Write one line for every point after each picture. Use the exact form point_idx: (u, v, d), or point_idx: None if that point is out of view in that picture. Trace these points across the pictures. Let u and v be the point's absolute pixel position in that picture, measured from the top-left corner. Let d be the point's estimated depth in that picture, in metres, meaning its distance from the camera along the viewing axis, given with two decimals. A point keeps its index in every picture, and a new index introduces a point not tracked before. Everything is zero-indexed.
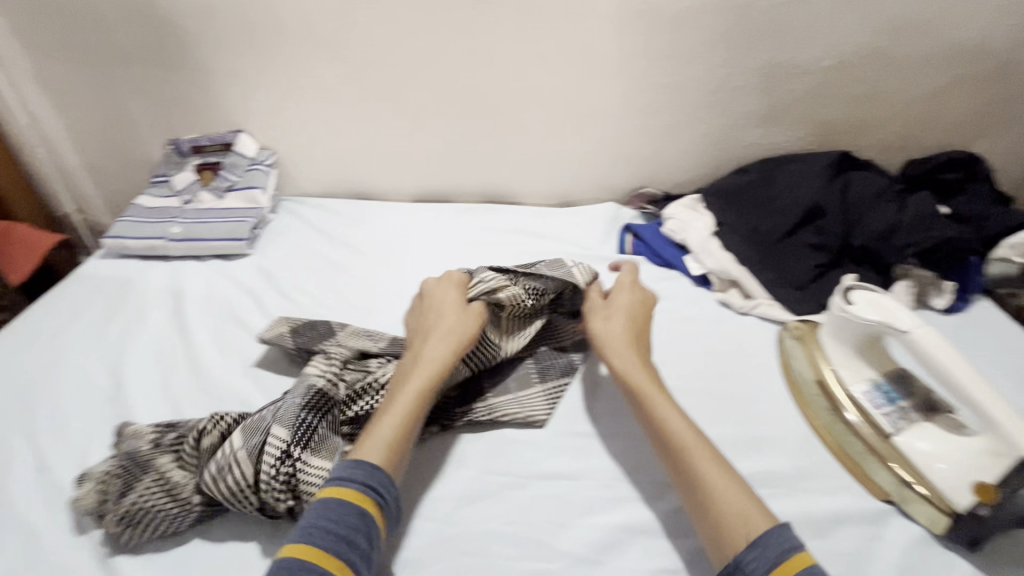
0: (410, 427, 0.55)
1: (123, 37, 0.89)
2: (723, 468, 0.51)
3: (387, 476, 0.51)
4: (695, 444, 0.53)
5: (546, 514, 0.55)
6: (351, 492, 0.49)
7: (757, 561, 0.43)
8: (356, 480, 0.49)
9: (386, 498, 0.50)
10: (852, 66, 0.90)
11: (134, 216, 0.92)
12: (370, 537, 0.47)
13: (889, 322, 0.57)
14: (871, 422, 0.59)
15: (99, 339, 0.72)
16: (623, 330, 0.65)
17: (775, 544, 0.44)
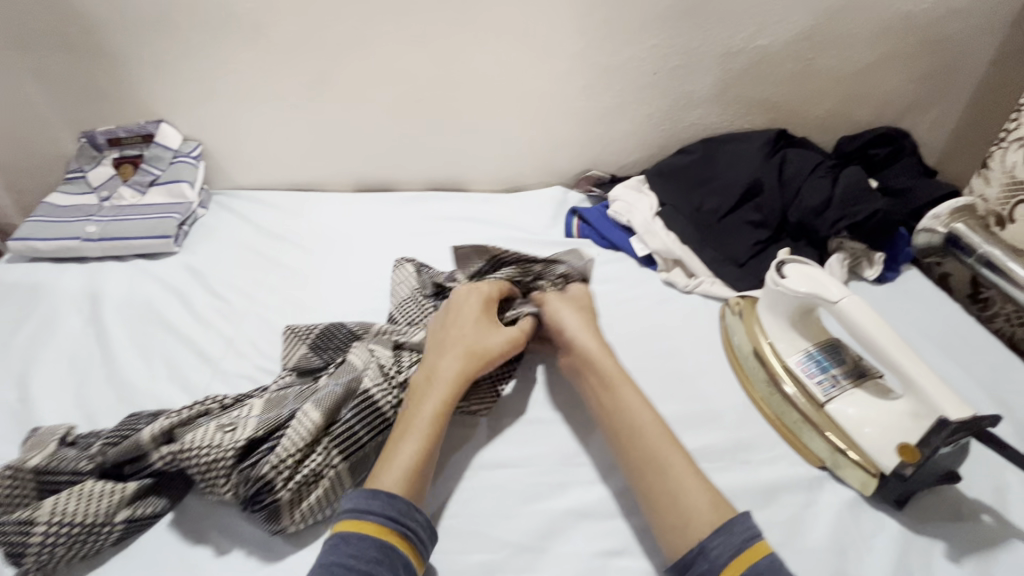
0: (430, 448, 0.53)
1: (16, 18, 0.81)
2: (693, 477, 0.49)
3: (409, 504, 0.48)
4: (665, 451, 0.51)
5: (492, 504, 0.54)
6: (371, 523, 0.47)
7: (722, 547, 0.44)
8: (375, 510, 0.47)
9: (412, 528, 0.47)
10: (785, 44, 0.91)
11: (45, 215, 0.85)
12: (393, 567, 0.45)
13: (821, 293, 0.58)
14: (806, 391, 0.60)
15: (4, 351, 0.67)
16: (580, 316, 0.65)
17: (738, 531, 0.45)
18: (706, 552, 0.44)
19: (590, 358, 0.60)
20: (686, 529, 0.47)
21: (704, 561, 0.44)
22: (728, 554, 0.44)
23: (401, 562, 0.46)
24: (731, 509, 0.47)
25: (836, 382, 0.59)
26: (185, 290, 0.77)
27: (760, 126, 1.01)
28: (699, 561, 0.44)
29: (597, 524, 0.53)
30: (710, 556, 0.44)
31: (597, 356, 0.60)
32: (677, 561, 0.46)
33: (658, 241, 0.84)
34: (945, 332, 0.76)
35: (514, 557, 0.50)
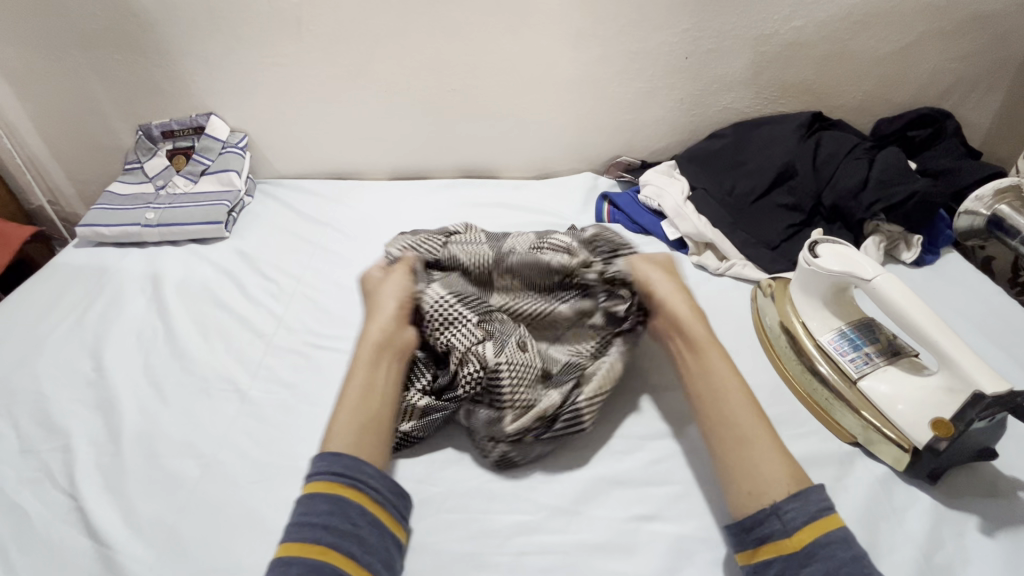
0: (366, 412, 0.55)
1: (81, 20, 0.86)
2: (773, 442, 0.51)
3: (353, 458, 0.51)
4: (743, 410, 0.53)
5: (528, 471, 0.57)
6: (321, 482, 0.50)
7: (797, 512, 0.46)
8: (325, 470, 0.50)
9: (362, 481, 0.50)
10: (821, 24, 0.90)
11: (108, 203, 0.91)
12: (349, 517, 0.48)
13: (853, 272, 0.59)
14: (839, 370, 0.60)
15: (79, 325, 0.72)
16: (658, 281, 0.63)
17: (814, 500, 0.47)
18: (778, 515, 0.46)
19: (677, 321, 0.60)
20: (760, 496, 0.48)
21: (777, 521, 0.46)
22: (802, 519, 0.46)
23: (357, 510, 0.49)
24: (805, 478, 0.49)
25: (869, 359, 0.60)
26: (237, 272, 0.82)
27: (794, 109, 1.00)
28: (772, 521, 0.46)
29: (627, 490, 0.55)
30: (783, 518, 0.46)
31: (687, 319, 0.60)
32: (740, 521, 0.48)
33: (690, 225, 0.84)
34: (985, 314, 0.75)
35: (546, 519, 0.53)
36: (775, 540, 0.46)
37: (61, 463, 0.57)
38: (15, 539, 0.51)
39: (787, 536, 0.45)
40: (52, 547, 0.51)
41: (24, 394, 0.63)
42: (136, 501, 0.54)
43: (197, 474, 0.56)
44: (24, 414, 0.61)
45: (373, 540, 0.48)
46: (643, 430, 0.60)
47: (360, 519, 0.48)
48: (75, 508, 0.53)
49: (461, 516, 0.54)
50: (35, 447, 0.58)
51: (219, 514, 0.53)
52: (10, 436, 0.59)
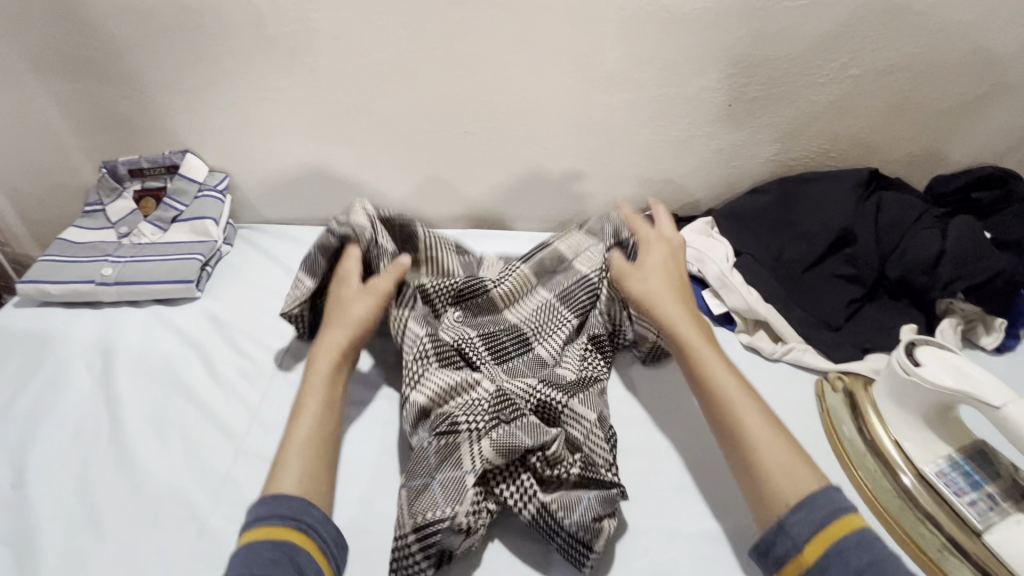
0: (324, 429, 0.53)
1: (37, 42, 0.74)
2: (775, 435, 0.51)
3: (305, 502, 0.48)
4: (743, 407, 0.53)
5: None
6: (265, 529, 0.45)
7: (802, 524, 0.45)
8: (271, 513, 0.46)
9: (311, 526, 0.46)
10: (881, 73, 0.80)
11: (59, 253, 0.78)
12: (300, 567, 0.44)
13: (971, 392, 0.48)
14: (954, 514, 0.49)
15: (7, 417, 0.59)
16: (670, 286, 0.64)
17: (822, 507, 0.45)
18: (786, 529, 0.45)
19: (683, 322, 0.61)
20: (768, 502, 0.48)
21: (786, 538, 0.45)
22: (807, 531, 0.44)
23: (304, 557, 0.44)
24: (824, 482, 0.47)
25: (994, 504, 0.48)
26: (206, 343, 0.69)
27: (843, 164, 0.90)
28: (781, 539, 0.45)
29: None
30: (791, 535, 0.45)
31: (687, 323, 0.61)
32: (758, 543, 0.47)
33: (738, 298, 0.73)
34: None
35: None
36: (792, 560, 0.44)
37: None
38: None
39: (799, 553, 0.44)
40: None
41: None
42: None
43: None
44: None
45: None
46: None
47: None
48: None
49: None
50: None
51: None
52: None
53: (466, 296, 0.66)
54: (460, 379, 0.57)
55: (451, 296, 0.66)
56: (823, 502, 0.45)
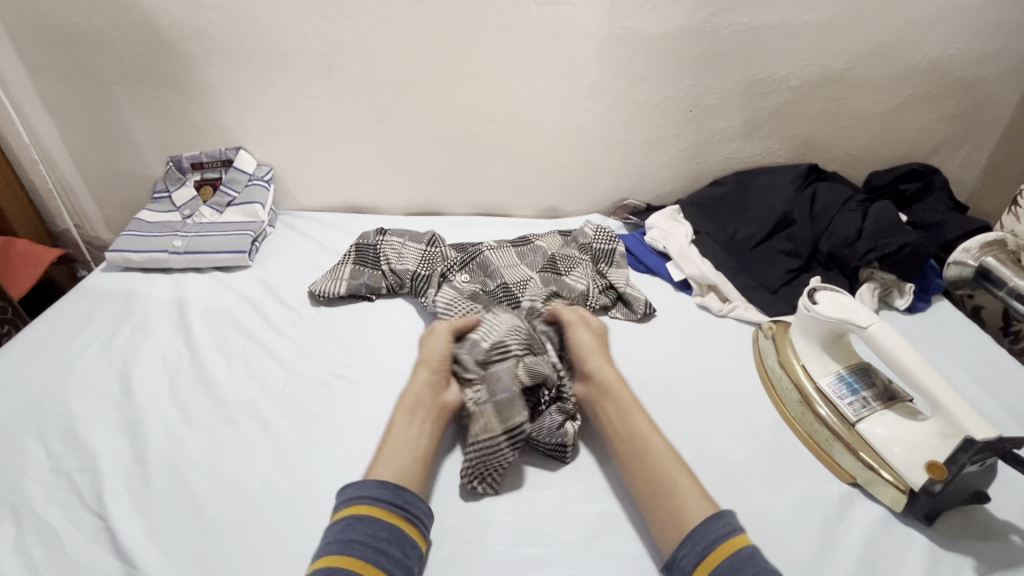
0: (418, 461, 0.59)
1: (125, 58, 0.92)
2: (693, 489, 0.56)
3: (412, 495, 0.55)
4: (666, 465, 0.57)
5: (524, 508, 0.59)
6: (382, 511, 0.53)
7: (688, 556, 0.51)
8: (386, 499, 0.54)
9: (417, 517, 0.54)
10: (816, 84, 0.96)
11: (136, 229, 0.95)
12: (403, 547, 0.52)
13: (849, 319, 0.63)
14: (838, 412, 0.63)
15: (109, 347, 0.75)
16: (596, 349, 0.70)
17: (704, 538, 0.51)
18: (676, 561, 0.52)
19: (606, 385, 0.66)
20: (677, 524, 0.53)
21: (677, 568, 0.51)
22: (694, 560, 0.50)
23: (409, 545, 0.52)
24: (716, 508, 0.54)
25: (867, 403, 0.63)
26: (259, 300, 0.85)
27: (790, 160, 1.06)
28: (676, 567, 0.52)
29: (628, 526, 0.58)
30: (680, 564, 0.51)
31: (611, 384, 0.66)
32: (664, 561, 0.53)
33: (694, 267, 0.89)
34: (977, 363, 0.78)
35: (540, 556, 0.55)
36: None
37: (89, 483, 0.58)
38: (47, 557, 0.53)
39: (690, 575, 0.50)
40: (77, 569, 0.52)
41: (53, 415, 0.65)
42: (161, 525, 0.55)
43: (219, 500, 0.58)
44: (53, 434, 0.63)
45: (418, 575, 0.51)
46: None
47: (411, 553, 0.52)
48: (106, 529, 0.55)
49: (472, 547, 0.55)
50: (64, 466, 0.60)
51: (242, 542, 0.54)
52: (39, 454, 0.61)
53: (469, 264, 0.88)
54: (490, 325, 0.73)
55: (455, 265, 0.87)
56: (705, 535, 0.51)
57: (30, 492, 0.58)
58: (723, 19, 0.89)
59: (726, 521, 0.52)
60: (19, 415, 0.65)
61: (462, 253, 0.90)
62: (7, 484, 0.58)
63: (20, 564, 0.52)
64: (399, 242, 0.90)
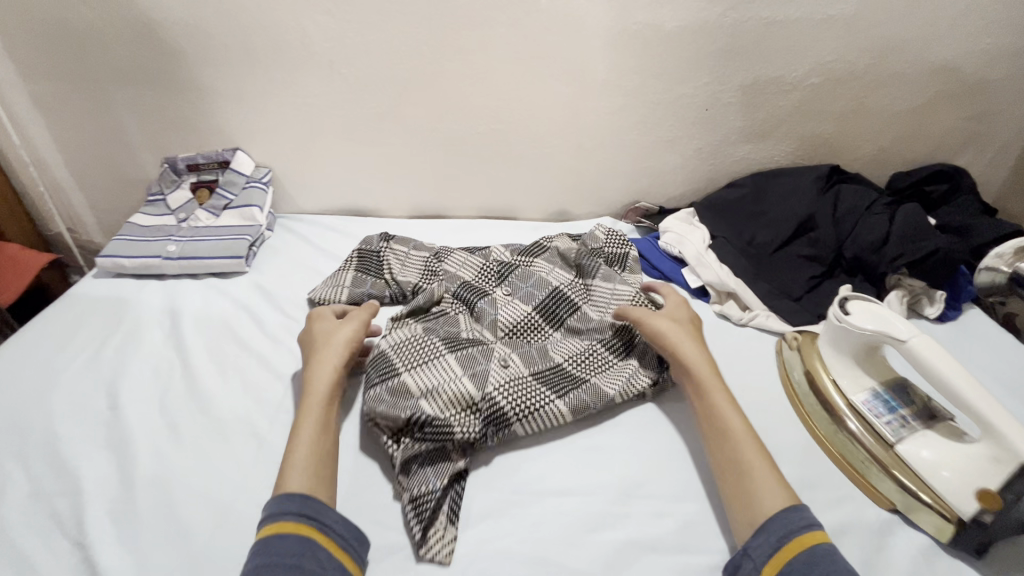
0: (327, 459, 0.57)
1: (117, 56, 0.88)
2: (774, 478, 0.54)
3: (323, 504, 0.52)
4: (749, 456, 0.55)
5: (537, 535, 0.55)
6: (289, 524, 0.50)
7: (761, 546, 0.49)
8: (293, 510, 0.51)
9: (326, 522, 0.51)
10: (838, 82, 0.92)
11: (129, 234, 0.91)
12: (318, 559, 0.48)
13: (886, 331, 0.58)
14: (874, 432, 0.59)
15: (97, 359, 0.71)
16: (676, 333, 0.69)
17: (777, 530, 0.49)
18: (749, 552, 0.50)
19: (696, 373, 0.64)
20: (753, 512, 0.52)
21: (748, 560, 0.49)
22: (765, 553, 0.49)
23: (326, 553, 0.49)
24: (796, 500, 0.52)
25: (905, 422, 0.58)
26: (256, 308, 0.82)
27: (809, 161, 1.02)
28: (744, 561, 0.50)
29: (649, 556, 0.53)
30: (752, 555, 0.49)
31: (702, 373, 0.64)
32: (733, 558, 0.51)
33: (712, 273, 0.84)
34: (1014, 376, 0.74)
35: None
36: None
37: (70, 508, 0.55)
38: None
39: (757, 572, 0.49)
40: None
41: (35, 432, 0.61)
42: (146, 554, 0.51)
43: (207, 527, 0.54)
44: (34, 454, 0.59)
45: None
46: (672, 490, 0.59)
47: (328, 564, 0.48)
48: (87, 558, 0.51)
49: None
50: (45, 489, 0.56)
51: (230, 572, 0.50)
52: (18, 477, 0.57)
53: (505, 276, 0.85)
54: (460, 358, 0.69)
55: (478, 271, 0.85)
56: (779, 525, 0.49)
57: (7, 516, 0.54)
58: (742, 14, 0.85)
59: (800, 515, 0.50)
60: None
61: (499, 261, 0.87)
62: None
63: None
64: (404, 250, 0.88)
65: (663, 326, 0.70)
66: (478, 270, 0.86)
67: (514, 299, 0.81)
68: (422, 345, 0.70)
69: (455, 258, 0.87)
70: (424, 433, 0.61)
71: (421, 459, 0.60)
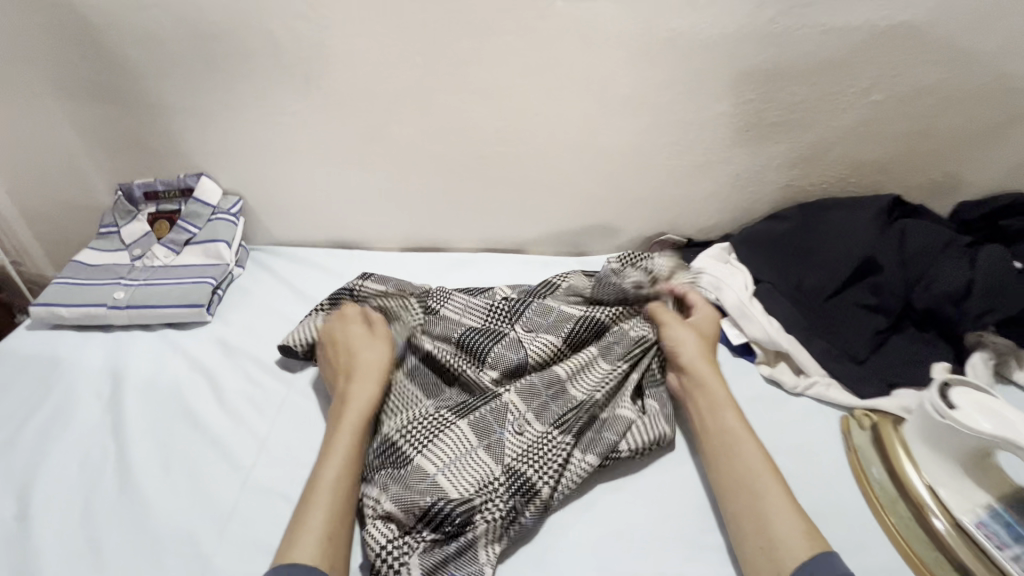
0: (341, 514, 0.51)
1: (57, 67, 0.75)
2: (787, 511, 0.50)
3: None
4: (772, 493, 0.51)
5: None
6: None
7: None
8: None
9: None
10: (903, 99, 0.79)
11: (72, 276, 0.78)
12: None
13: (1011, 439, 0.45)
14: (993, 565, 0.46)
15: (15, 443, 0.58)
16: (691, 348, 0.65)
17: None
18: None
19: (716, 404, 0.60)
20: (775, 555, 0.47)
21: None
22: None
23: None
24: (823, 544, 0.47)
25: None
26: (215, 371, 0.68)
27: (863, 189, 0.88)
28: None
29: None
30: None
31: (721, 402, 0.60)
32: None
33: (759, 329, 0.71)
34: None
35: None
36: None
37: None
38: None
39: None
40: None
41: None
42: None
43: None
44: None
45: None
46: None
47: None
48: None
49: None
50: None
51: None
52: None
53: (520, 313, 0.71)
54: (482, 417, 0.59)
55: (482, 314, 0.71)
56: None
57: None
58: (795, 20, 0.71)
59: (832, 561, 0.45)
60: None
61: (507, 299, 0.72)
62: None
63: None
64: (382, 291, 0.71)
65: (680, 338, 0.66)
66: (484, 309, 0.71)
67: (538, 334, 0.68)
68: (432, 418, 0.59)
69: (449, 301, 0.72)
70: (456, 528, 0.51)
71: (455, 558, 0.49)
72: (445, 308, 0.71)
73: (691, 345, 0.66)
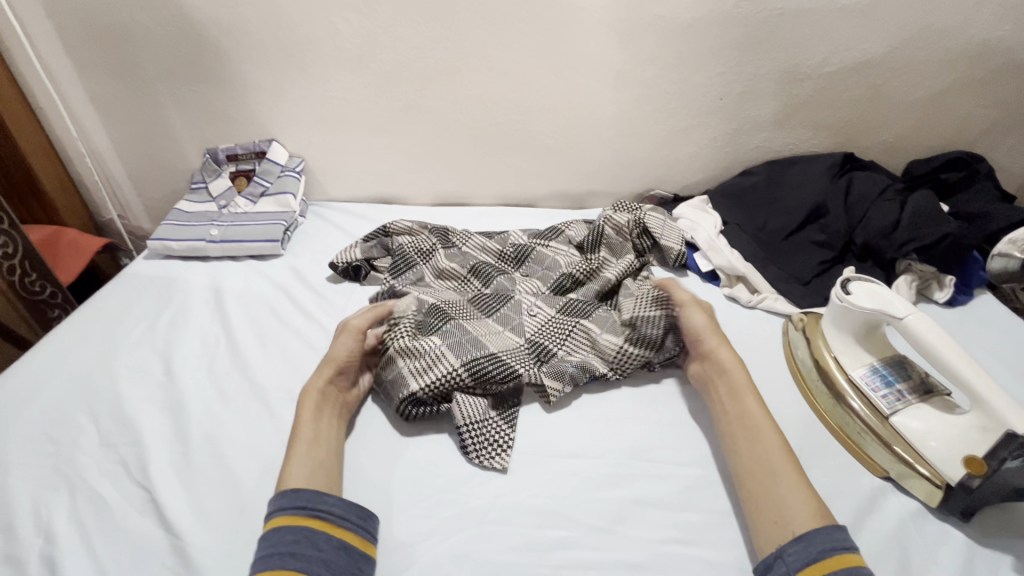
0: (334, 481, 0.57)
1: (164, 52, 0.95)
2: (805, 495, 0.53)
3: (315, 492, 0.54)
4: (788, 477, 0.55)
5: (547, 492, 0.59)
6: (284, 517, 0.52)
7: (798, 554, 0.49)
8: (285, 505, 0.53)
9: (322, 509, 0.53)
10: (854, 70, 0.93)
11: (176, 219, 0.98)
12: (314, 543, 0.51)
13: (885, 309, 0.61)
14: (872, 405, 0.62)
15: (153, 330, 0.79)
16: (709, 331, 0.70)
17: (820, 542, 0.49)
18: (783, 557, 0.49)
19: (734, 388, 0.64)
20: (784, 525, 0.52)
21: (781, 564, 0.49)
22: (802, 561, 0.48)
23: (324, 537, 0.51)
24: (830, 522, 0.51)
25: (901, 396, 0.62)
26: (291, 287, 0.88)
27: (824, 149, 1.03)
28: (777, 564, 0.49)
29: (650, 510, 0.58)
30: (786, 560, 0.49)
31: (739, 386, 0.64)
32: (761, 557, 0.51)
33: (722, 258, 0.87)
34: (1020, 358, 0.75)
35: (563, 537, 0.55)
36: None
37: (135, 455, 0.62)
38: (97, 523, 0.56)
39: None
40: (109, 542, 0.55)
41: (102, 392, 0.69)
42: (202, 499, 0.58)
43: (255, 477, 0.60)
44: (102, 409, 0.67)
45: (341, 563, 0.50)
46: (679, 456, 0.63)
47: (326, 544, 0.51)
48: (151, 502, 0.58)
49: (496, 528, 0.56)
50: (112, 440, 0.63)
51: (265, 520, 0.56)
52: (89, 430, 0.65)
53: (524, 258, 0.90)
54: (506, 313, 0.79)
55: (496, 257, 0.90)
56: (822, 538, 0.49)
57: (82, 463, 0.61)
58: (756, 4, 0.86)
59: (843, 535, 0.50)
60: (67, 393, 0.69)
61: (514, 245, 0.91)
62: (61, 455, 0.62)
63: (72, 524, 0.56)
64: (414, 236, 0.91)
65: (698, 322, 0.71)
66: (496, 251, 0.91)
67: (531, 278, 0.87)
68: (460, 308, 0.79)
69: (470, 244, 0.92)
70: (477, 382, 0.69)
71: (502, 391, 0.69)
72: (466, 250, 0.91)
73: (705, 329, 0.70)
